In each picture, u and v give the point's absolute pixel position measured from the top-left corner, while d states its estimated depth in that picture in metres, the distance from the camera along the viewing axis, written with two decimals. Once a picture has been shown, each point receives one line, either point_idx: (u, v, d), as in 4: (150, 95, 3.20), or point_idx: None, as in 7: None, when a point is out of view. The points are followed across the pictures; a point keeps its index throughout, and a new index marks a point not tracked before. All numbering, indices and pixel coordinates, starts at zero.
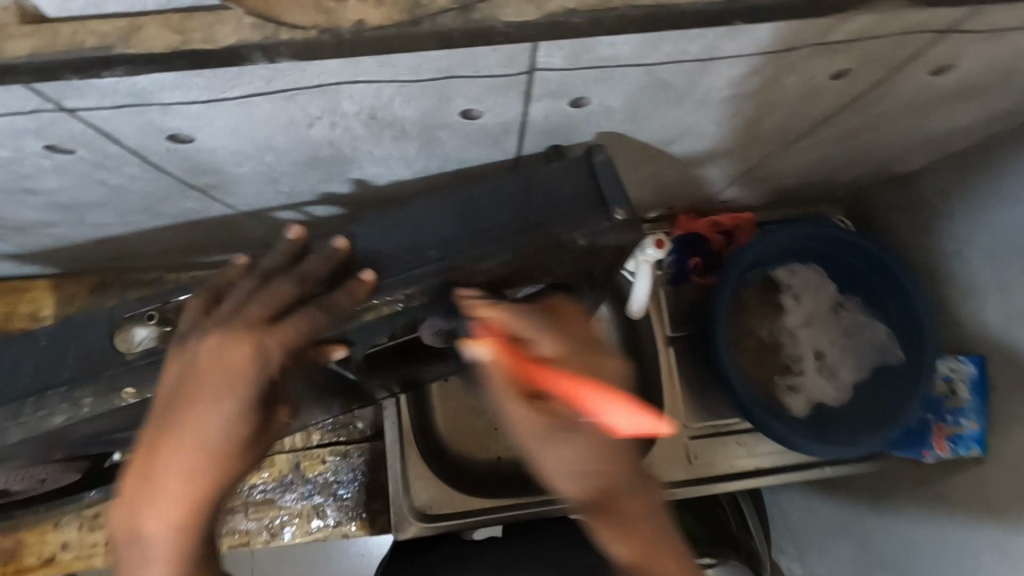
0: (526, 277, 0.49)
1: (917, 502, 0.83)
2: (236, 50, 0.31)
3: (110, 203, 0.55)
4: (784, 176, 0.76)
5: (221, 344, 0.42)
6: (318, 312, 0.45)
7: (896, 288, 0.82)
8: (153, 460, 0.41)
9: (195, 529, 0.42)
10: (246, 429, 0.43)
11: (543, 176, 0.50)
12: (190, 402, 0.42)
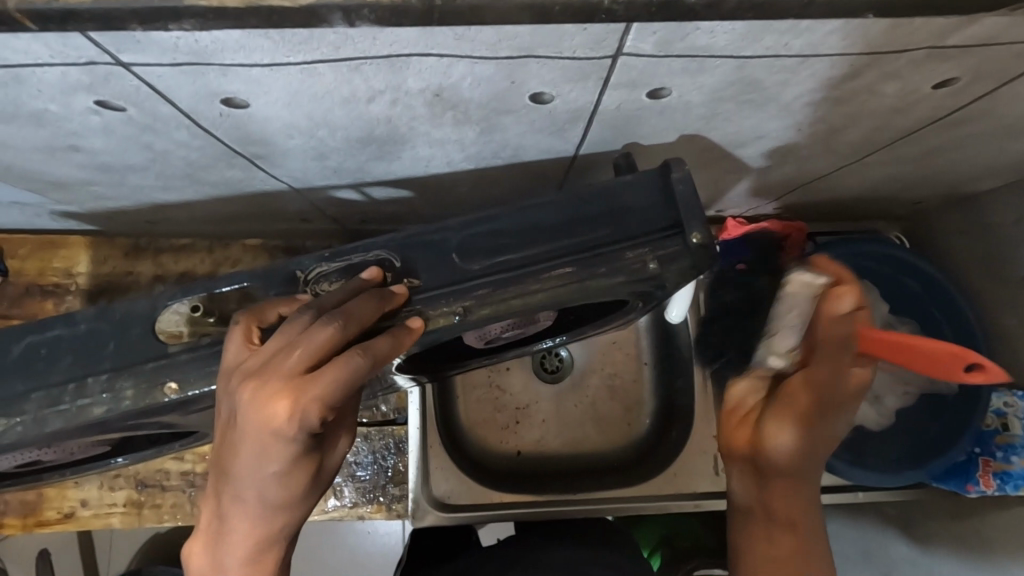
0: (584, 280, 0.46)
1: (952, 537, 0.80)
2: (314, 9, 0.28)
3: (154, 167, 0.54)
4: (846, 188, 0.72)
5: (256, 401, 0.39)
6: (353, 357, 0.40)
7: (954, 314, 0.77)
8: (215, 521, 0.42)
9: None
10: (298, 487, 0.41)
11: (617, 186, 0.47)
12: (236, 471, 0.40)
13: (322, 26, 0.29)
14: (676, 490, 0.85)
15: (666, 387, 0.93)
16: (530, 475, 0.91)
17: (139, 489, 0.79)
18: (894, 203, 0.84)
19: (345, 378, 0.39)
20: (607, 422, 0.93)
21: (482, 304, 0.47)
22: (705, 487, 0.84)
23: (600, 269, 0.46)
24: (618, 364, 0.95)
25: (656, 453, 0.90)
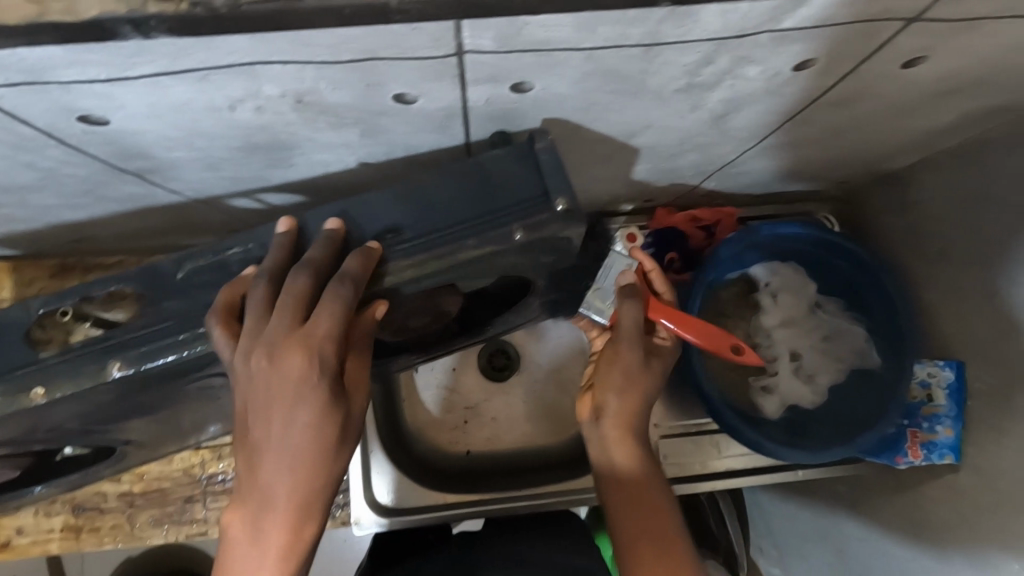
0: (457, 261, 0.46)
1: (889, 509, 0.82)
2: (102, 24, 0.28)
3: (45, 185, 0.53)
4: (763, 171, 0.74)
5: (271, 361, 0.41)
6: (343, 293, 0.43)
7: (876, 292, 0.79)
8: (249, 503, 0.42)
9: (295, 562, 0.43)
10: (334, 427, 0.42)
11: (483, 162, 0.47)
12: (266, 441, 0.41)
13: (115, 38, 0.29)
14: None
15: None
16: (481, 473, 0.91)
17: (77, 514, 0.78)
18: (820, 184, 0.85)
19: (336, 316, 0.42)
20: (556, 416, 0.94)
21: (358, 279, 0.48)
22: None
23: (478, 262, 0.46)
24: (564, 358, 0.95)
25: None
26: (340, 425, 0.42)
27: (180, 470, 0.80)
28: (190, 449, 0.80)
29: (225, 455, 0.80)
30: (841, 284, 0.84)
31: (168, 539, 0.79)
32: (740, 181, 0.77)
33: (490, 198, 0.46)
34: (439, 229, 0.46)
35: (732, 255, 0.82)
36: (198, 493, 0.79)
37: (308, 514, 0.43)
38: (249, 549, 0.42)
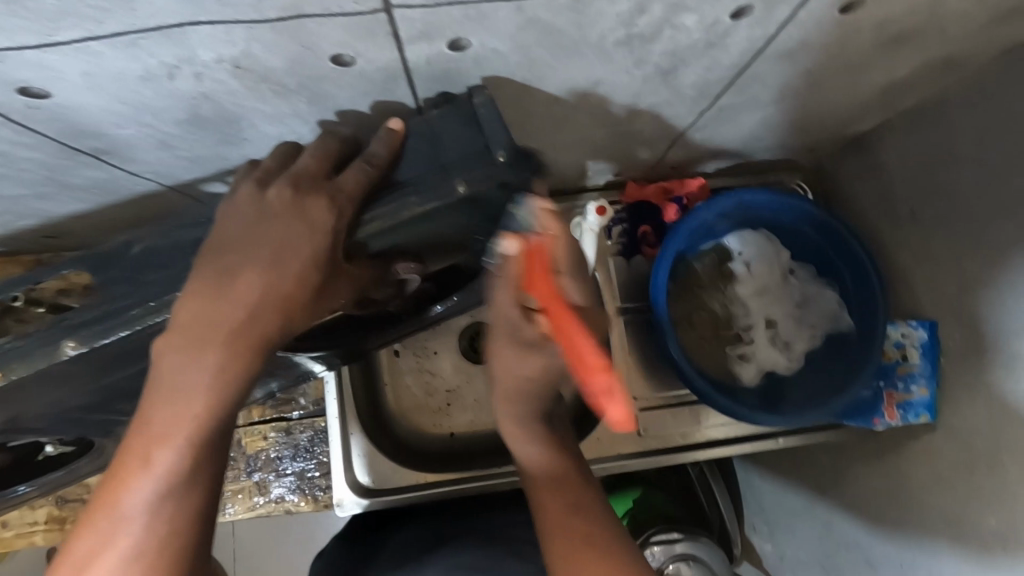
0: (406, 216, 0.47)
1: (872, 470, 0.85)
2: None
3: (5, 173, 0.54)
4: (727, 138, 0.74)
5: (295, 199, 0.45)
6: (361, 163, 0.46)
7: (848, 256, 0.79)
8: (199, 316, 0.44)
9: (234, 383, 0.44)
10: (323, 269, 0.46)
11: (428, 123, 0.48)
12: (240, 258, 0.45)
13: None
14: (601, 455, 0.85)
15: None
16: (464, 455, 0.91)
17: (60, 505, 0.79)
18: (788, 153, 0.86)
19: (357, 188, 0.46)
20: None
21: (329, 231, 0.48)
22: (632, 448, 0.85)
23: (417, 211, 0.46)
24: None
25: (584, 421, 0.90)
26: (325, 274, 0.47)
27: None
28: None
29: None
30: (813, 249, 0.84)
31: None
32: (707, 149, 0.77)
33: (440, 157, 0.48)
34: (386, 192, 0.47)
35: (703, 224, 0.82)
36: None
37: (260, 336, 0.45)
38: (190, 362, 0.43)
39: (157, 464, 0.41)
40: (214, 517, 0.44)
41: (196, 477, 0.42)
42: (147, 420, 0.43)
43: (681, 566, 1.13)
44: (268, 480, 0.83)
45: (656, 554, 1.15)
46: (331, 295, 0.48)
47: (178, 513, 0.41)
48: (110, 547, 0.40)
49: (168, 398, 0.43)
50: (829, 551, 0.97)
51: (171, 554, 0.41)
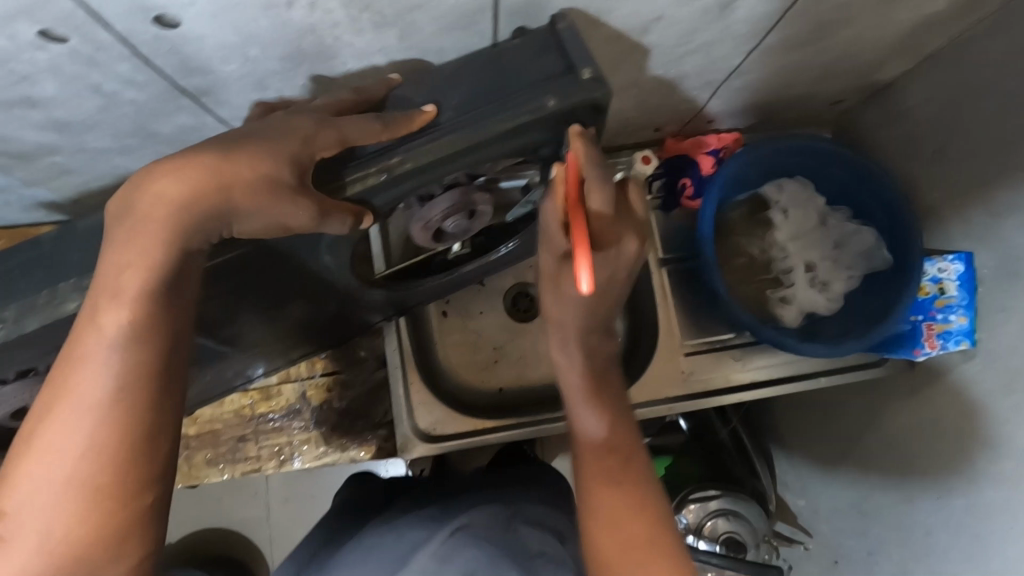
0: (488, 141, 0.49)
1: (912, 405, 0.91)
2: None
3: (105, 122, 0.58)
4: (763, 86, 0.78)
5: (272, 127, 0.45)
6: (379, 117, 0.48)
7: (878, 197, 0.82)
8: (138, 199, 0.44)
9: (170, 260, 0.44)
10: (254, 171, 0.43)
11: (509, 52, 0.52)
12: (188, 154, 0.45)
13: None
14: (652, 398, 0.89)
15: (630, 309, 0.96)
16: (511, 410, 0.94)
17: None
18: (816, 106, 0.90)
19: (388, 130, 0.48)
20: None
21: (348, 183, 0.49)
22: (678, 390, 0.88)
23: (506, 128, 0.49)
24: None
25: (628, 369, 0.94)
26: (257, 178, 0.43)
27: (231, 411, 0.85)
28: (239, 391, 0.85)
29: (273, 395, 0.85)
30: (846, 193, 0.87)
31: (225, 476, 0.85)
32: (743, 98, 0.81)
33: (519, 78, 0.50)
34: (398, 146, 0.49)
35: (739, 173, 0.85)
36: (249, 432, 0.85)
37: (204, 210, 0.44)
38: (136, 237, 0.43)
39: (104, 331, 0.42)
40: (178, 379, 0.45)
41: (145, 340, 0.42)
42: (96, 294, 0.43)
43: (717, 522, 1.17)
44: (333, 431, 0.86)
45: (693, 512, 1.19)
46: (272, 206, 0.45)
47: (127, 374, 0.42)
48: (64, 410, 0.41)
49: (112, 271, 0.43)
50: (869, 494, 1.00)
51: (127, 411, 0.41)
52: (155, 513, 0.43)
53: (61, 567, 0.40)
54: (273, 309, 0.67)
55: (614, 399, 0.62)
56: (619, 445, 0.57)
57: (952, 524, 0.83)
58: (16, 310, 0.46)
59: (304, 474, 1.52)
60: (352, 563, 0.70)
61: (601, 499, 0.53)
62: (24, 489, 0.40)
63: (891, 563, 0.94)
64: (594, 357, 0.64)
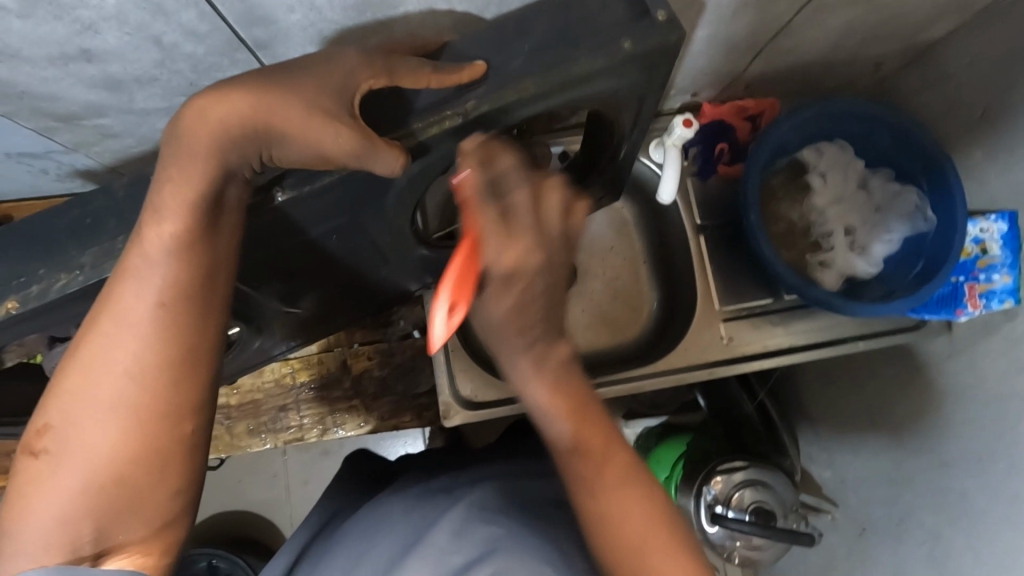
0: (557, 89, 0.49)
1: (950, 371, 0.90)
2: None
3: (156, 79, 0.57)
4: (806, 47, 0.77)
5: (327, 62, 0.44)
6: (437, 71, 0.48)
7: (923, 159, 0.81)
8: (185, 119, 0.41)
9: (213, 187, 0.42)
10: (306, 103, 0.41)
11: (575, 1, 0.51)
12: (236, 77, 0.42)
13: None
14: (689, 364, 0.89)
15: (665, 279, 0.99)
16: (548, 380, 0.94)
17: None
18: (854, 71, 0.89)
19: (452, 75, 0.48)
20: (612, 322, 1.00)
21: (425, 126, 0.47)
22: (717, 355, 0.88)
23: (577, 76, 0.49)
24: (616, 269, 1.02)
25: (668, 335, 0.95)
26: (307, 109, 0.41)
27: (272, 381, 0.86)
28: (280, 360, 0.86)
29: (313, 364, 0.86)
30: (885, 156, 0.87)
31: (267, 446, 0.86)
32: (785, 61, 0.81)
33: (588, 26, 0.50)
34: (461, 93, 0.48)
35: (780, 137, 0.85)
36: (290, 402, 0.86)
37: (246, 132, 0.41)
38: (178, 154, 0.41)
39: (148, 249, 0.41)
40: (221, 307, 0.43)
41: (191, 261, 0.41)
42: (142, 216, 0.42)
43: (745, 493, 1.15)
44: (374, 399, 0.87)
45: (721, 484, 1.17)
46: (316, 138, 0.42)
47: (172, 296, 0.41)
48: (110, 330, 0.40)
49: (159, 191, 0.41)
50: (898, 463, 1.01)
51: (171, 332, 0.40)
52: (189, 445, 0.42)
53: (97, 495, 0.39)
54: (323, 274, 0.67)
55: (581, 396, 0.50)
56: (588, 440, 0.50)
57: (994, 485, 0.83)
58: (94, 255, 0.49)
59: (323, 455, 1.52)
60: (385, 511, 0.70)
61: (590, 494, 0.50)
62: (68, 407, 0.39)
63: (922, 526, 0.96)
64: (567, 378, 0.49)
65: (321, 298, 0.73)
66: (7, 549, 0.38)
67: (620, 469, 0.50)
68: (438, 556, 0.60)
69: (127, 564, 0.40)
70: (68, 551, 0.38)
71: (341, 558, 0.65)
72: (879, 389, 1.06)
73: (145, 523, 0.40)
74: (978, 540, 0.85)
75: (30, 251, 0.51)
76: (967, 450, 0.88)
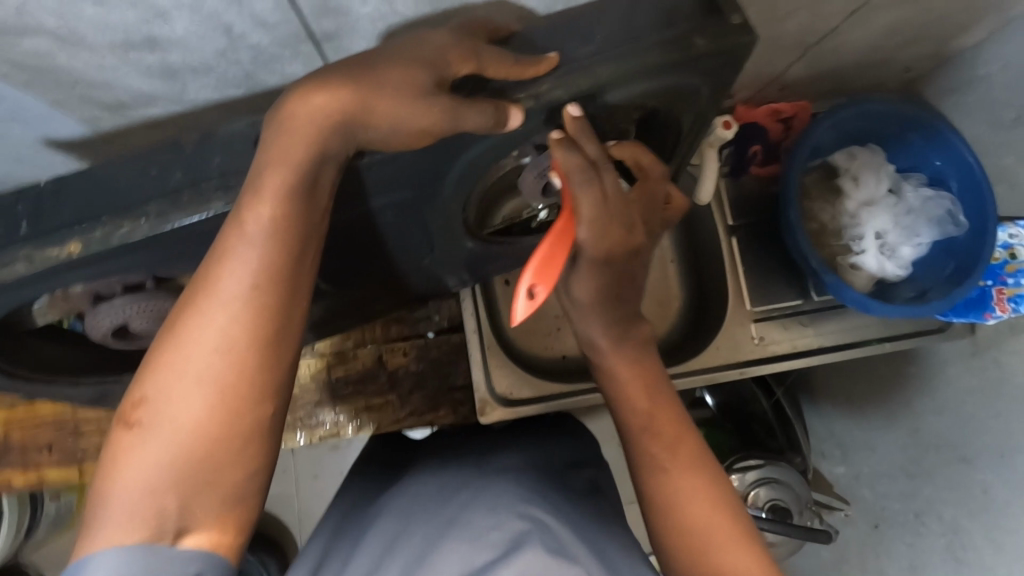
0: (630, 80, 0.49)
1: (972, 370, 0.93)
2: None
3: (214, 69, 0.56)
4: (846, 48, 0.78)
5: (417, 46, 0.45)
6: (516, 62, 0.47)
7: (957, 163, 0.83)
8: (287, 109, 0.42)
9: (309, 171, 0.42)
10: (402, 86, 0.43)
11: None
12: (337, 65, 0.44)
13: None
14: (722, 362, 0.90)
15: (696, 277, 1.00)
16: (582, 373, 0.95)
17: None
18: (888, 73, 0.90)
19: (528, 70, 0.47)
20: (641, 319, 1.01)
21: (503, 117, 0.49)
22: (748, 354, 0.90)
23: (650, 69, 0.49)
24: (645, 266, 1.03)
25: (699, 336, 0.96)
26: (404, 92, 0.43)
27: (306, 376, 0.87)
28: (315, 356, 0.87)
29: (349, 359, 0.87)
30: (917, 159, 0.89)
31: (303, 442, 0.88)
32: (823, 63, 0.82)
33: (663, 19, 0.50)
34: (537, 86, 0.48)
35: (816, 142, 0.87)
36: (325, 398, 0.88)
37: (346, 116, 0.42)
38: (281, 136, 0.42)
39: (247, 229, 0.41)
40: (307, 292, 0.43)
41: (287, 242, 0.41)
42: (241, 196, 0.42)
43: (761, 491, 1.16)
44: (409, 394, 0.88)
45: (736, 482, 1.18)
46: (411, 117, 0.43)
47: (265, 275, 0.40)
48: (207, 305, 0.39)
49: (258, 173, 0.42)
50: (916, 460, 1.03)
51: (265, 312, 0.40)
52: (269, 429, 0.41)
53: (190, 469, 0.38)
54: (367, 260, 0.66)
55: (649, 372, 0.63)
56: (660, 425, 0.59)
57: (1016, 480, 0.86)
58: (159, 204, 0.48)
59: (331, 450, 1.50)
60: (418, 487, 0.68)
61: (664, 483, 0.56)
62: (163, 381, 0.39)
63: (941, 522, 0.98)
64: (642, 362, 0.64)
65: (361, 287, 0.73)
66: (98, 516, 0.37)
67: (710, 467, 0.57)
68: (474, 534, 0.56)
69: (204, 544, 0.39)
70: (151, 527, 0.37)
71: (381, 532, 0.62)
72: (897, 388, 1.08)
73: (222, 503, 0.40)
74: (1003, 535, 0.87)
75: (85, 207, 0.49)
76: (991, 447, 0.89)
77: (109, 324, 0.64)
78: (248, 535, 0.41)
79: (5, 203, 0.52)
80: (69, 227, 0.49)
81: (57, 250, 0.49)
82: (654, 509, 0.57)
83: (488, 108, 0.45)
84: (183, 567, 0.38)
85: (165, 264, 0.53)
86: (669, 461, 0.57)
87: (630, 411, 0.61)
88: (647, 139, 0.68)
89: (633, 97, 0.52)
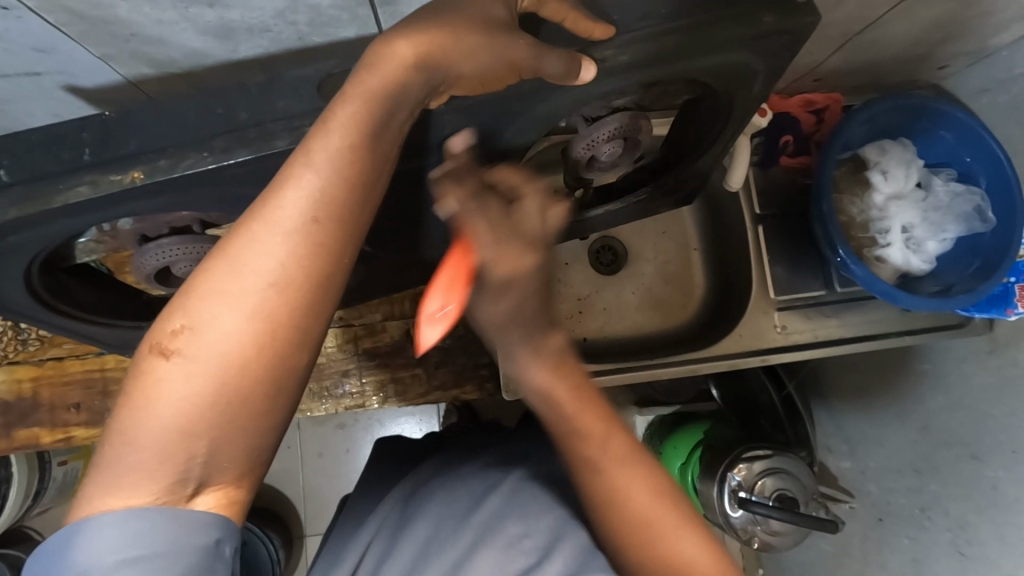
0: (689, 52, 0.49)
1: (990, 366, 0.94)
2: None
3: (266, 28, 0.56)
4: (887, 40, 0.79)
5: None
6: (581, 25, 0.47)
7: (987, 160, 0.84)
8: (378, 46, 0.42)
9: (382, 118, 0.43)
10: (489, 31, 0.44)
11: None
12: (431, 8, 0.45)
13: None
14: (743, 350, 0.91)
15: (719, 265, 1.01)
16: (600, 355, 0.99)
17: None
18: (922, 67, 0.90)
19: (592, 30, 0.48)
20: (662, 305, 1.03)
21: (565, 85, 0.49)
22: (770, 342, 0.91)
23: (710, 42, 0.49)
24: (669, 253, 1.04)
25: (720, 323, 0.97)
26: (489, 36, 0.44)
27: (334, 345, 0.88)
28: (343, 324, 0.88)
29: (377, 331, 0.88)
30: (946, 155, 0.90)
31: (327, 410, 0.89)
32: (863, 54, 0.82)
33: None
34: (596, 57, 0.49)
35: (849, 135, 0.88)
36: (352, 367, 0.88)
37: (434, 59, 0.43)
38: (365, 73, 0.42)
39: (315, 168, 0.40)
40: (360, 240, 0.43)
41: (349, 184, 0.41)
42: (310, 131, 0.42)
43: (767, 481, 1.15)
44: (436, 368, 0.88)
45: (743, 471, 1.17)
46: (493, 59, 0.44)
47: (326, 216, 0.40)
48: (264, 237, 0.39)
49: (335, 108, 0.42)
50: (926, 453, 1.04)
51: (320, 253, 0.40)
52: (299, 379, 0.41)
53: (222, 410, 0.38)
54: (406, 227, 0.67)
55: (581, 377, 0.53)
56: (595, 423, 0.53)
57: None
58: (220, 150, 0.48)
59: (337, 428, 1.50)
60: (444, 487, 0.68)
61: (602, 475, 0.54)
62: (211, 313, 0.38)
63: (948, 516, 1.00)
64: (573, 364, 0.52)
65: (398, 256, 0.74)
66: (122, 448, 0.37)
67: (651, 460, 0.55)
68: (506, 541, 0.59)
69: (213, 510, 0.39)
70: (178, 470, 0.38)
71: (412, 530, 0.63)
72: (910, 381, 1.09)
73: (244, 450, 0.40)
74: (1012, 530, 0.89)
75: (143, 146, 0.49)
76: (1005, 443, 0.91)
77: (153, 265, 0.65)
78: (253, 499, 0.42)
79: (72, 127, 0.51)
80: (134, 155, 0.49)
81: (121, 176, 0.48)
82: (595, 501, 0.55)
83: (565, 55, 0.47)
84: (202, 534, 0.38)
85: (217, 207, 0.54)
86: (599, 447, 0.54)
87: (564, 417, 0.53)
88: (692, 120, 0.68)
89: (689, 68, 0.52)
